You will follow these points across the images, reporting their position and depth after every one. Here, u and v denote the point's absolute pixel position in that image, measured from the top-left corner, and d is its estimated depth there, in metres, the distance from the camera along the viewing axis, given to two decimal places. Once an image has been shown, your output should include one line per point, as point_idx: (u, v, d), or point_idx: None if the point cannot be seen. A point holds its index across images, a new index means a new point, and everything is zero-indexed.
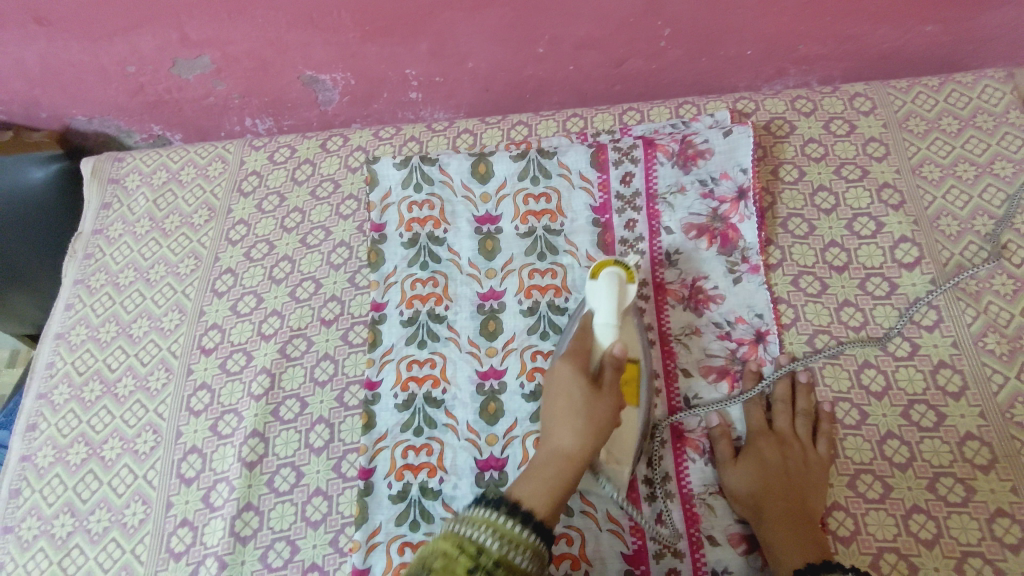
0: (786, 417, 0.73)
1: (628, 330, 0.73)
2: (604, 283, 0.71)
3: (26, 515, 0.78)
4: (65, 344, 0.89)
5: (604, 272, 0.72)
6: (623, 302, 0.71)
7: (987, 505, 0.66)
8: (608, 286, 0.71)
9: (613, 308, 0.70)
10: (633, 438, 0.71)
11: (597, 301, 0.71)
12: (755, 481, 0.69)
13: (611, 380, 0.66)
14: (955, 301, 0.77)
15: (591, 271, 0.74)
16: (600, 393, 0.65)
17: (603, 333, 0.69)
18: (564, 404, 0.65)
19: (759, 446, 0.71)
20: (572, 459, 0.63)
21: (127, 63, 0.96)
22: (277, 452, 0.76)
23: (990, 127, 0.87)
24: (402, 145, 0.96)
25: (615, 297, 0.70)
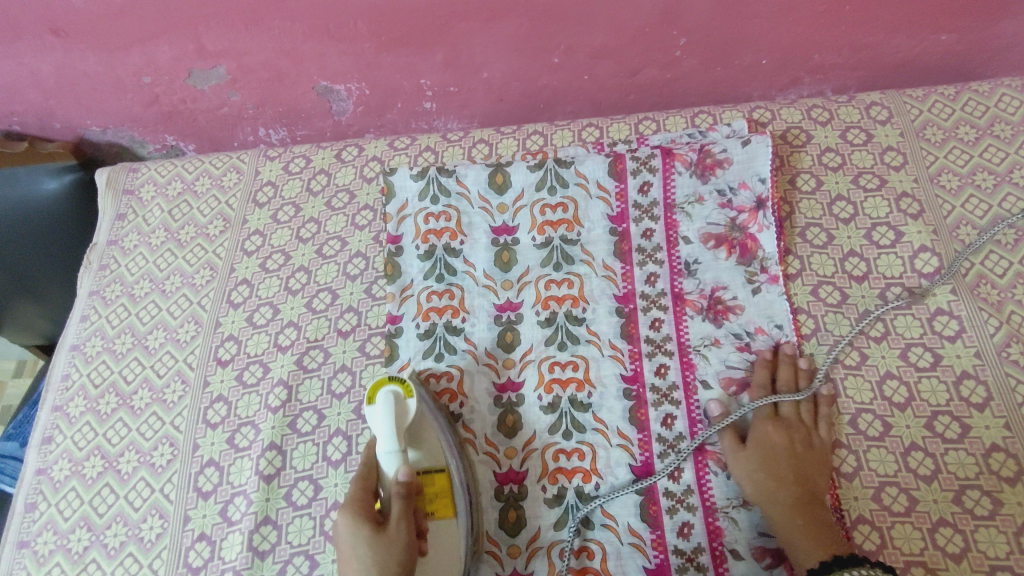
0: (789, 402, 0.74)
1: (429, 448, 0.72)
2: (380, 404, 0.70)
3: (42, 529, 0.77)
4: (80, 356, 0.88)
5: (380, 393, 0.71)
6: (404, 418, 0.70)
7: (1014, 518, 0.66)
8: (384, 406, 0.70)
9: (393, 428, 0.69)
10: (455, 552, 0.68)
11: (375, 424, 0.70)
12: (763, 471, 0.69)
13: (397, 510, 0.65)
14: (978, 311, 0.76)
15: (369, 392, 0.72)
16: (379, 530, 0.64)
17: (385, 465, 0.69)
18: (353, 556, 0.63)
19: (766, 434, 0.71)
20: None
21: (142, 74, 0.96)
22: (295, 465, 0.75)
23: (1008, 135, 0.87)
24: (418, 155, 0.95)
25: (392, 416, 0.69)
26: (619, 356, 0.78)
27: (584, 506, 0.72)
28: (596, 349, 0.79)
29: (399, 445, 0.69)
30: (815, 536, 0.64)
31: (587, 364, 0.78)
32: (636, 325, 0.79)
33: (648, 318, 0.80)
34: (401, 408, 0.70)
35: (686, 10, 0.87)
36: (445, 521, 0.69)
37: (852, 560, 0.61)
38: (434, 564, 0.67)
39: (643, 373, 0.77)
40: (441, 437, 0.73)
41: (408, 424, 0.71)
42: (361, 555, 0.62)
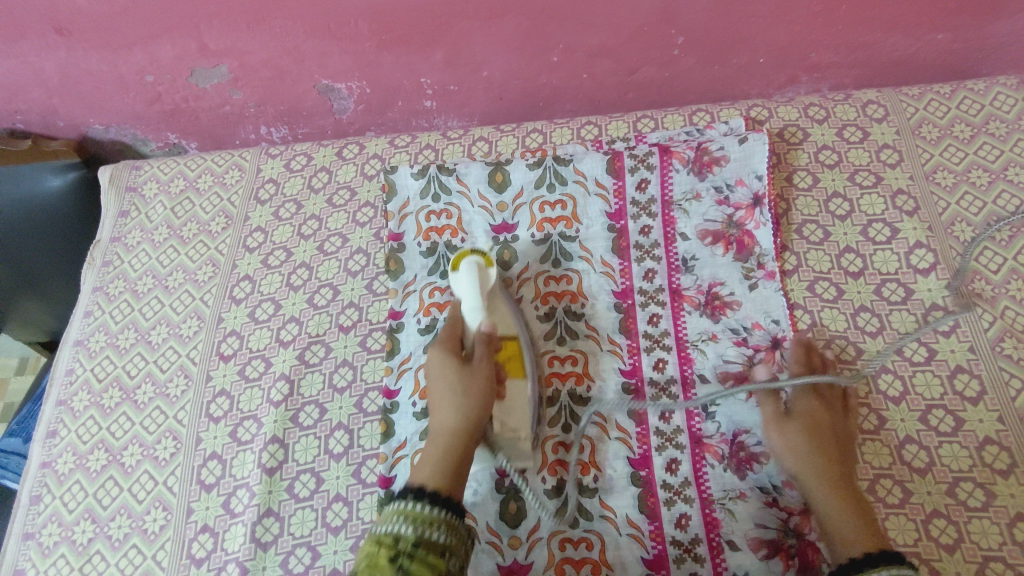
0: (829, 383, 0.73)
1: (500, 309, 0.78)
2: (464, 272, 0.75)
3: (47, 521, 0.78)
4: (84, 351, 0.89)
5: (463, 262, 0.76)
6: (486, 282, 0.76)
7: (1007, 510, 0.66)
8: (468, 273, 0.75)
9: (477, 289, 0.75)
10: (526, 411, 0.75)
11: (459, 287, 0.75)
12: (810, 441, 0.68)
13: (479, 355, 0.72)
14: (972, 306, 0.77)
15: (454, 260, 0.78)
16: (461, 372, 0.71)
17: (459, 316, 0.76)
18: (438, 397, 0.71)
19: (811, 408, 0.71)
20: (460, 433, 0.68)
21: (145, 73, 0.97)
22: (297, 458, 0.76)
23: (1002, 134, 0.88)
24: (418, 153, 0.96)
25: (474, 275, 0.75)
26: (618, 351, 0.79)
27: (583, 498, 0.73)
28: (595, 344, 0.80)
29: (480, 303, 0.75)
30: (867, 532, 0.62)
31: (586, 359, 0.79)
32: (635, 321, 0.80)
33: (647, 313, 0.80)
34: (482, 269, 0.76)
35: (684, 9, 0.87)
36: (517, 380, 0.75)
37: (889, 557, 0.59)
38: (509, 416, 0.74)
39: (641, 368, 0.78)
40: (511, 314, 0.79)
41: (489, 288, 0.77)
42: (451, 405, 0.69)
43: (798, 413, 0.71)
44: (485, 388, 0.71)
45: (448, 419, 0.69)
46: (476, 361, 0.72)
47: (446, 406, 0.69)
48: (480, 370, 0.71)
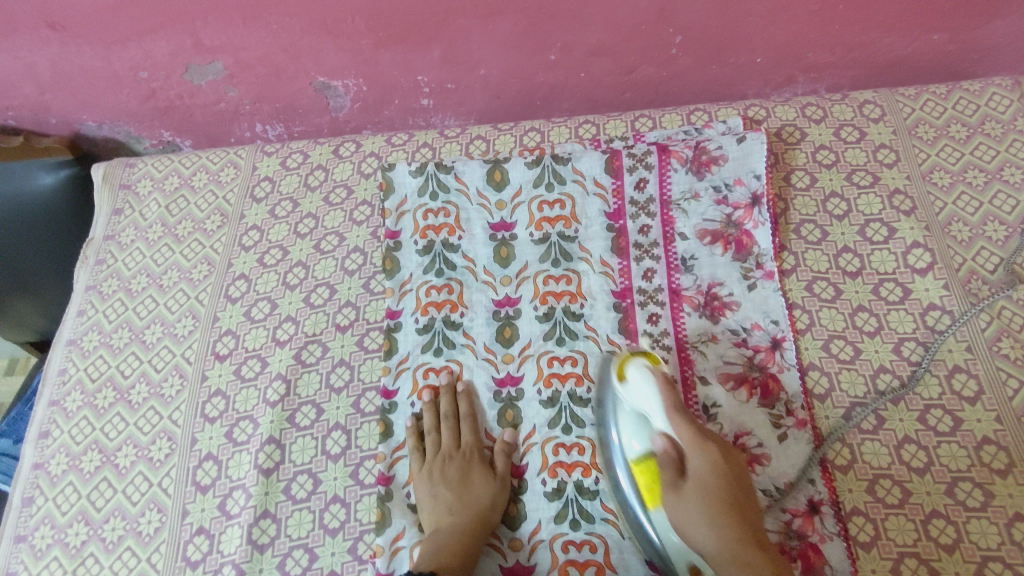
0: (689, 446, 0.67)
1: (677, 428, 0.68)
2: (636, 382, 0.70)
3: (40, 523, 0.77)
4: (77, 351, 0.88)
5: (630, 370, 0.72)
6: (671, 396, 0.69)
7: (1005, 509, 0.67)
8: (644, 385, 0.70)
9: (664, 408, 0.69)
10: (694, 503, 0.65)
11: (640, 401, 0.70)
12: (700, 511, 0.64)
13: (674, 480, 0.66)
14: (968, 305, 0.77)
15: (617, 371, 0.73)
16: (684, 496, 0.65)
17: (647, 445, 0.69)
18: (689, 516, 0.65)
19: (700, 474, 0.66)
20: (451, 514, 0.69)
21: (139, 69, 0.96)
22: (294, 459, 0.76)
23: (998, 134, 0.88)
24: (415, 151, 0.96)
25: (659, 393, 0.69)
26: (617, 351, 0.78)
27: (584, 500, 0.71)
28: (595, 345, 0.79)
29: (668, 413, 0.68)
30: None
31: (586, 359, 0.78)
32: (634, 320, 0.80)
33: (646, 312, 0.80)
34: (660, 381, 0.70)
35: (682, 8, 0.87)
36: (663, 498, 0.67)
37: None
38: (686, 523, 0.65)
39: None
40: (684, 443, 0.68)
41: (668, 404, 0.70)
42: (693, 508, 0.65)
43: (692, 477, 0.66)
44: (473, 480, 0.72)
45: (482, 496, 0.71)
46: (693, 457, 0.66)
47: (705, 524, 0.64)
48: (702, 468, 0.66)
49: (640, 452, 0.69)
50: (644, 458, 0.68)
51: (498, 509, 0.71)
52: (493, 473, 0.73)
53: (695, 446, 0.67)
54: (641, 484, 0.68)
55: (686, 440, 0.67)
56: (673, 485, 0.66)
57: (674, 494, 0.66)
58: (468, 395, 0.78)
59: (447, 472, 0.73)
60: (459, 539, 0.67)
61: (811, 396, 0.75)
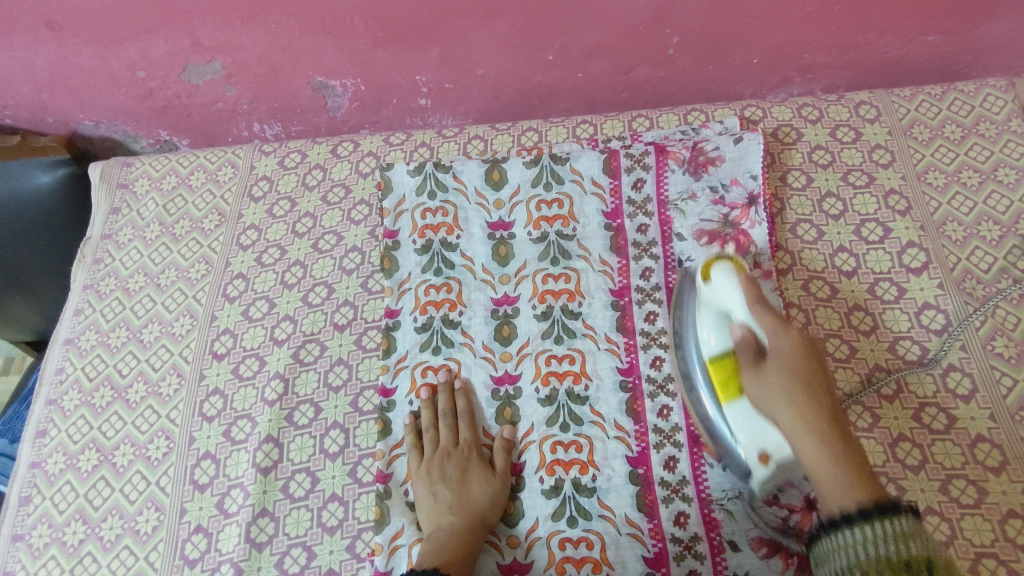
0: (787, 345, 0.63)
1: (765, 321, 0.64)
2: (719, 281, 0.68)
3: (37, 522, 0.77)
4: (75, 350, 0.88)
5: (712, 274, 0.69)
6: (754, 290, 0.66)
7: (998, 506, 0.67)
8: (724, 280, 0.67)
9: (744, 300, 0.66)
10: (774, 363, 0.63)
11: (722, 298, 0.67)
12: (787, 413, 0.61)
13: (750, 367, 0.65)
14: (963, 305, 0.78)
15: (702, 270, 0.71)
16: (764, 372, 0.63)
17: (727, 342, 0.68)
18: (765, 397, 0.63)
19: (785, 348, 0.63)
20: (454, 511, 0.69)
21: (137, 68, 0.96)
22: (292, 457, 0.76)
23: (992, 135, 0.89)
24: (413, 151, 0.96)
25: (738, 284, 0.66)
26: (615, 349, 0.79)
27: (581, 498, 0.72)
28: (593, 343, 0.79)
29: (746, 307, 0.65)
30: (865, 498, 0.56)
31: (584, 357, 0.79)
32: (631, 319, 0.80)
33: (643, 311, 0.80)
34: (744, 281, 0.66)
35: (679, 9, 0.88)
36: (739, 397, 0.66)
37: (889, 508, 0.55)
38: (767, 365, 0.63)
39: (638, 366, 0.78)
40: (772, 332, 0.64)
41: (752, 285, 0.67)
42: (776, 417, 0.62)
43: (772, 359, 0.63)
44: (473, 478, 0.72)
45: (483, 496, 0.71)
46: (773, 337, 0.63)
47: (783, 401, 0.61)
48: (782, 344, 0.63)
49: (716, 348, 0.69)
50: (723, 356, 0.68)
51: (496, 509, 0.71)
52: (491, 472, 0.73)
53: (778, 342, 0.63)
54: (716, 381, 0.68)
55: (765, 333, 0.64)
56: (754, 362, 0.64)
57: (754, 370, 0.64)
58: (466, 393, 0.78)
59: (446, 470, 0.73)
60: (461, 538, 0.67)
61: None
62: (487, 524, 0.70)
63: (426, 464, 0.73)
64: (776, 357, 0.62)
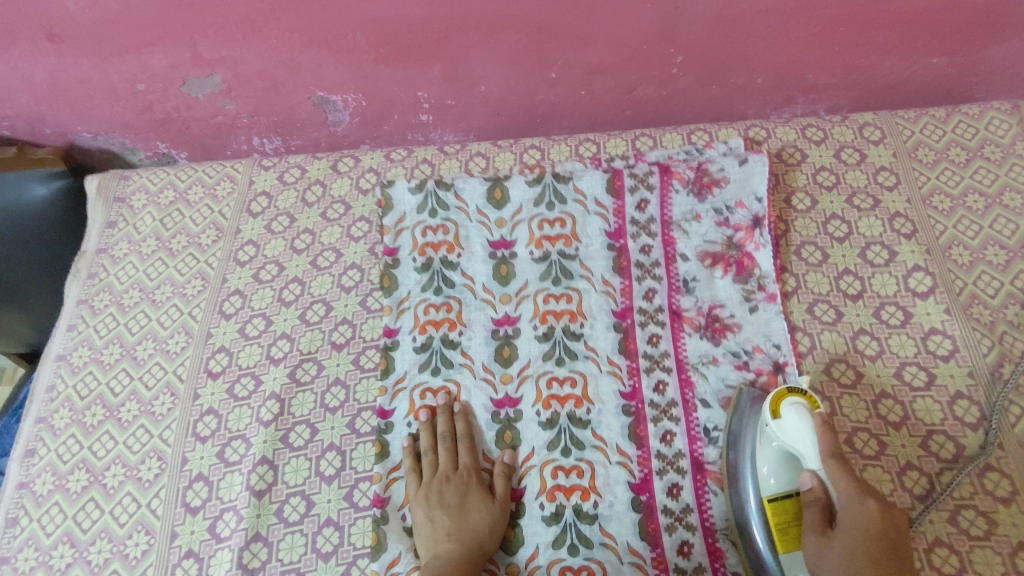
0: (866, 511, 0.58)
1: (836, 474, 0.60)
2: (789, 418, 0.64)
3: (23, 545, 0.75)
4: (66, 366, 0.86)
5: (784, 406, 0.65)
6: (831, 440, 0.61)
7: (1009, 539, 0.66)
8: (798, 423, 0.63)
9: (817, 452, 0.61)
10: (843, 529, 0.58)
11: (792, 440, 0.63)
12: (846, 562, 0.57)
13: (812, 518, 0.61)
14: (969, 331, 0.77)
15: (769, 403, 0.66)
16: (829, 539, 0.59)
17: (787, 484, 0.65)
18: (826, 562, 0.58)
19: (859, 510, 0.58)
20: (452, 537, 0.68)
21: (137, 81, 0.95)
22: (287, 480, 0.74)
23: (997, 158, 0.88)
24: (414, 167, 0.95)
25: (816, 437, 0.62)
26: (617, 372, 0.77)
27: (583, 525, 0.70)
28: (595, 365, 0.78)
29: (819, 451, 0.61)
30: None
31: (585, 380, 0.77)
32: (634, 341, 0.79)
33: (646, 333, 0.79)
34: (817, 421, 0.63)
35: (684, 29, 0.87)
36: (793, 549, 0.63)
37: None
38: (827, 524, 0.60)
39: (641, 390, 0.76)
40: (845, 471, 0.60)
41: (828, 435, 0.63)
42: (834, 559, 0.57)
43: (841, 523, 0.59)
44: (472, 503, 0.70)
45: (482, 523, 0.69)
46: (844, 498, 0.59)
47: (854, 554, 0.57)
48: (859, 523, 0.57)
49: (776, 489, 0.65)
50: (781, 499, 0.64)
51: (495, 535, 0.69)
52: (489, 496, 0.71)
53: (850, 491, 0.59)
54: (772, 526, 0.64)
55: (842, 485, 0.59)
56: (821, 526, 0.60)
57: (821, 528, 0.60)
58: (465, 415, 0.77)
59: (444, 495, 0.71)
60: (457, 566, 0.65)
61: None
62: (485, 553, 0.68)
63: (426, 489, 0.72)
64: (850, 522, 0.58)
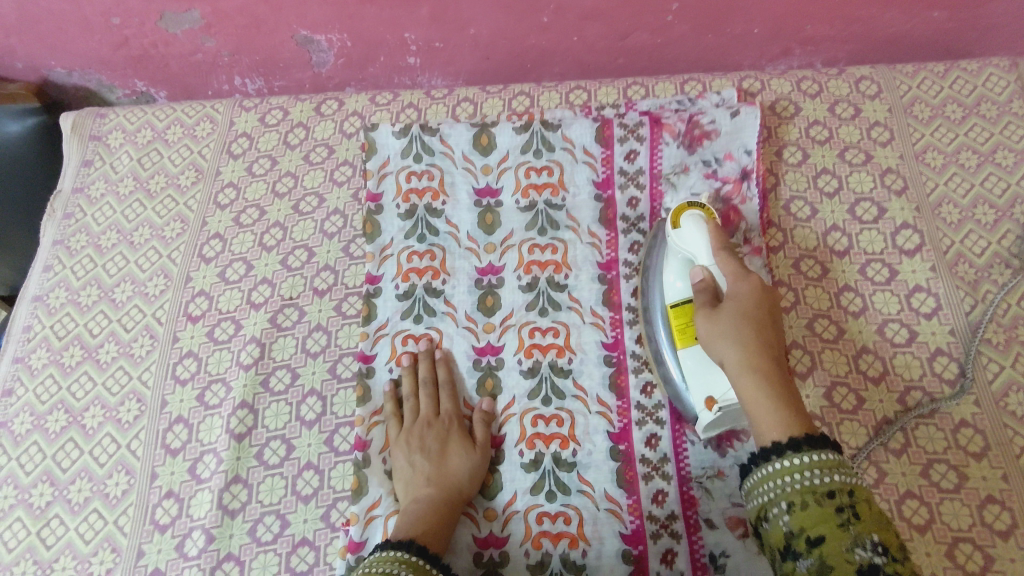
0: (747, 291, 0.64)
1: (728, 262, 0.66)
2: (687, 227, 0.69)
3: (3, 483, 0.75)
4: (43, 307, 0.85)
5: (683, 218, 0.69)
6: (720, 238, 0.67)
7: (978, 492, 0.67)
8: (692, 229, 0.68)
9: (710, 248, 0.67)
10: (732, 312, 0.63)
11: (689, 246, 0.69)
12: (737, 345, 0.61)
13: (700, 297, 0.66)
14: (954, 289, 0.77)
15: (671, 218, 0.71)
16: (719, 313, 0.64)
17: (688, 290, 0.69)
18: (714, 328, 0.63)
19: (743, 294, 0.64)
20: (433, 481, 0.68)
21: (111, 14, 0.92)
22: (267, 424, 0.74)
23: (993, 116, 0.87)
24: (400, 112, 0.92)
25: (707, 237, 0.68)
26: (600, 324, 0.77)
27: (561, 472, 0.71)
28: (578, 316, 0.78)
29: (715, 250, 0.67)
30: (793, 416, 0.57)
31: (568, 331, 0.77)
32: (618, 293, 0.78)
33: (631, 286, 0.78)
34: (710, 228, 0.68)
35: None
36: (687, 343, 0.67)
37: (823, 442, 0.55)
38: (710, 339, 0.63)
39: (623, 341, 0.76)
40: (738, 265, 0.65)
41: (722, 239, 0.68)
42: (728, 341, 0.62)
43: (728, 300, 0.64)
44: (453, 449, 0.71)
45: (462, 469, 0.70)
46: (734, 282, 0.65)
47: (730, 340, 0.62)
48: (741, 289, 0.64)
49: (680, 292, 0.70)
50: (682, 302, 0.69)
51: (475, 482, 0.70)
52: (470, 443, 0.71)
53: (735, 276, 0.65)
54: (674, 326, 0.69)
55: (728, 271, 0.66)
56: (709, 304, 0.65)
57: (708, 313, 0.65)
58: (447, 363, 0.76)
59: (426, 441, 0.71)
60: (437, 511, 0.66)
61: (793, 374, 0.74)
62: (464, 498, 0.69)
63: (408, 433, 0.72)
64: (733, 298, 0.64)
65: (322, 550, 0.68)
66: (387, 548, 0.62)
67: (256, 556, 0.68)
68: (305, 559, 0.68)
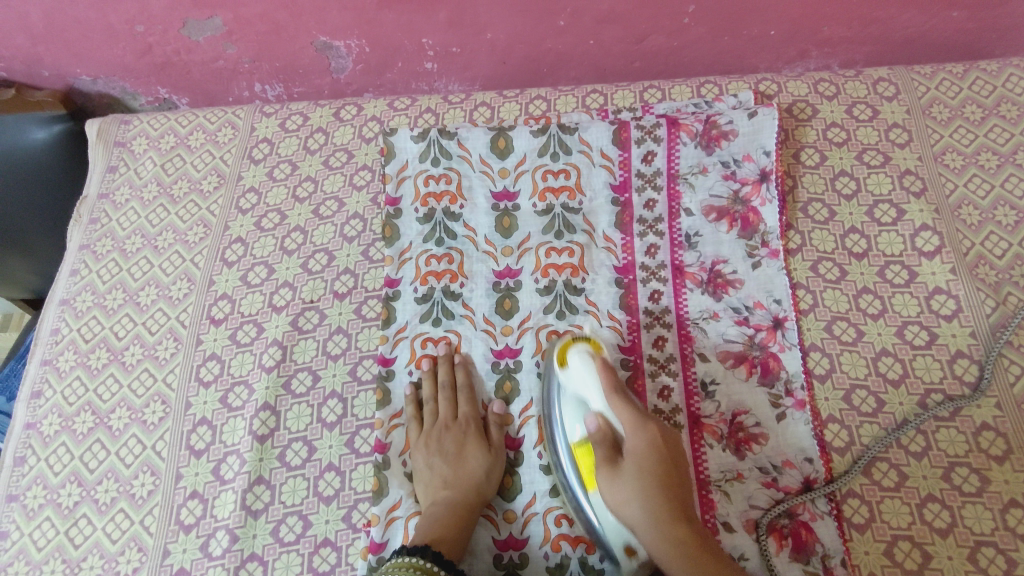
0: (640, 437, 0.65)
1: (620, 405, 0.67)
2: (574, 364, 0.71)
3: (32, 483, 0.77)
4: (70, 311, 0.87)
5: (572, 355, 0.72)
6: (608, 375, 0.69)
7: (1000, 496, 0.66)
8: (580, 366, 0.70)
9: (602, 390, 0.69)
10: (632, 480, 0.64)
11: (579, 383, 0.70)
12: (643, 508, 0.62)
13: (603, 455, 0.66)
14: (974, 291, 0.76)
15: (557, 356, 0.73)
16: (619, 472, 0.65)
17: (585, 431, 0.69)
18: (620, 494, 0.64)
19: (639, 446, 0.65)
20: (450, 484, 0.69)
21: (135, 22, 0.93)
22: (289, 426, 0.75)
23: (1014, 116, 0.86)
24: (418, 116, 0.93)
25: (596, 375, 0.69)
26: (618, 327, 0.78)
27: None
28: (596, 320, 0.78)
29: (606, 385, 0.68)
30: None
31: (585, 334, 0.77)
32: (636, 297, 0.79)
33: (648, 290, 0.79)
34: (598, 364, 0.70)
35: None
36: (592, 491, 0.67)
37: None
38: (620, 510, 0.63)
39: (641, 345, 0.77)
40: (630, 407, 0.67)
41: (608, 367, 0.70)
42: (636, 504, 0.62)
43: (629, 454, 0.66)
44: (471, 451, 0.71)
45: (479, 471, 0.70)
46: (631, 434, 0.66)
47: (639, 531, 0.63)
48: (636, 439, 0.65)
49: (580, 436, 0.69)
50: (584, 443, 0.68)
51: (492, 481, 0.71)
52: (486, 443, 0.73)
53: (631, 425, 0.66)
54: (582, 470, 0.68)
55: (624, 417, 0.66)
56: (609, 463, 0.66)
57: (611, 472, 0.65)
58: (465, 366, 0.77)
59: (444, 443, 0.73)
60: (454, 514, 0.67)
61: (812, 376, 0.74)
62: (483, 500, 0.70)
63: (427, 437, 0.73)
64: (631, 450, 0.65)
65: (343, 550, 0.69)
66: (402, 552, 0.63)
67: (279, 556, 0.69)
68: (327, 559, 0.68)
